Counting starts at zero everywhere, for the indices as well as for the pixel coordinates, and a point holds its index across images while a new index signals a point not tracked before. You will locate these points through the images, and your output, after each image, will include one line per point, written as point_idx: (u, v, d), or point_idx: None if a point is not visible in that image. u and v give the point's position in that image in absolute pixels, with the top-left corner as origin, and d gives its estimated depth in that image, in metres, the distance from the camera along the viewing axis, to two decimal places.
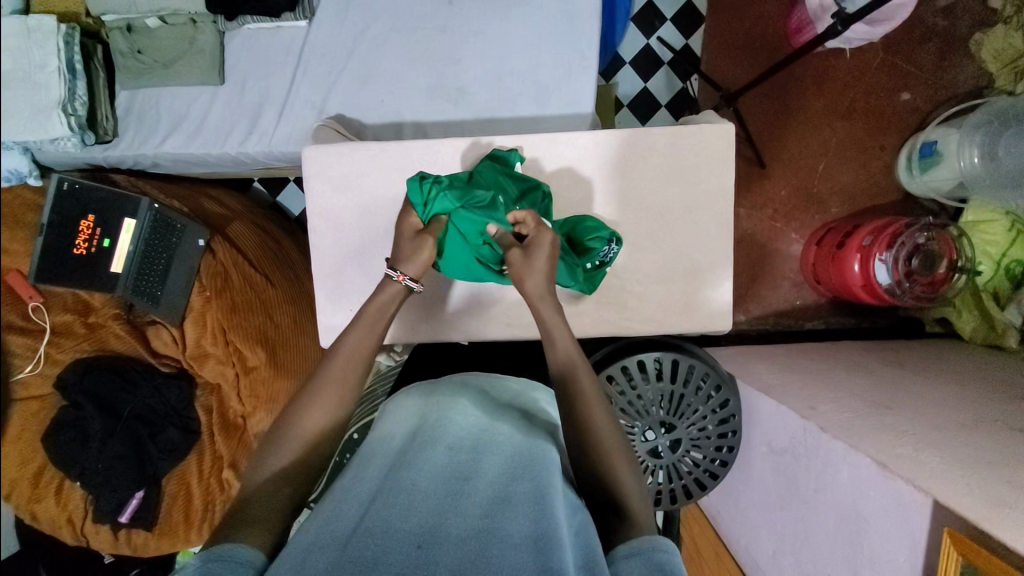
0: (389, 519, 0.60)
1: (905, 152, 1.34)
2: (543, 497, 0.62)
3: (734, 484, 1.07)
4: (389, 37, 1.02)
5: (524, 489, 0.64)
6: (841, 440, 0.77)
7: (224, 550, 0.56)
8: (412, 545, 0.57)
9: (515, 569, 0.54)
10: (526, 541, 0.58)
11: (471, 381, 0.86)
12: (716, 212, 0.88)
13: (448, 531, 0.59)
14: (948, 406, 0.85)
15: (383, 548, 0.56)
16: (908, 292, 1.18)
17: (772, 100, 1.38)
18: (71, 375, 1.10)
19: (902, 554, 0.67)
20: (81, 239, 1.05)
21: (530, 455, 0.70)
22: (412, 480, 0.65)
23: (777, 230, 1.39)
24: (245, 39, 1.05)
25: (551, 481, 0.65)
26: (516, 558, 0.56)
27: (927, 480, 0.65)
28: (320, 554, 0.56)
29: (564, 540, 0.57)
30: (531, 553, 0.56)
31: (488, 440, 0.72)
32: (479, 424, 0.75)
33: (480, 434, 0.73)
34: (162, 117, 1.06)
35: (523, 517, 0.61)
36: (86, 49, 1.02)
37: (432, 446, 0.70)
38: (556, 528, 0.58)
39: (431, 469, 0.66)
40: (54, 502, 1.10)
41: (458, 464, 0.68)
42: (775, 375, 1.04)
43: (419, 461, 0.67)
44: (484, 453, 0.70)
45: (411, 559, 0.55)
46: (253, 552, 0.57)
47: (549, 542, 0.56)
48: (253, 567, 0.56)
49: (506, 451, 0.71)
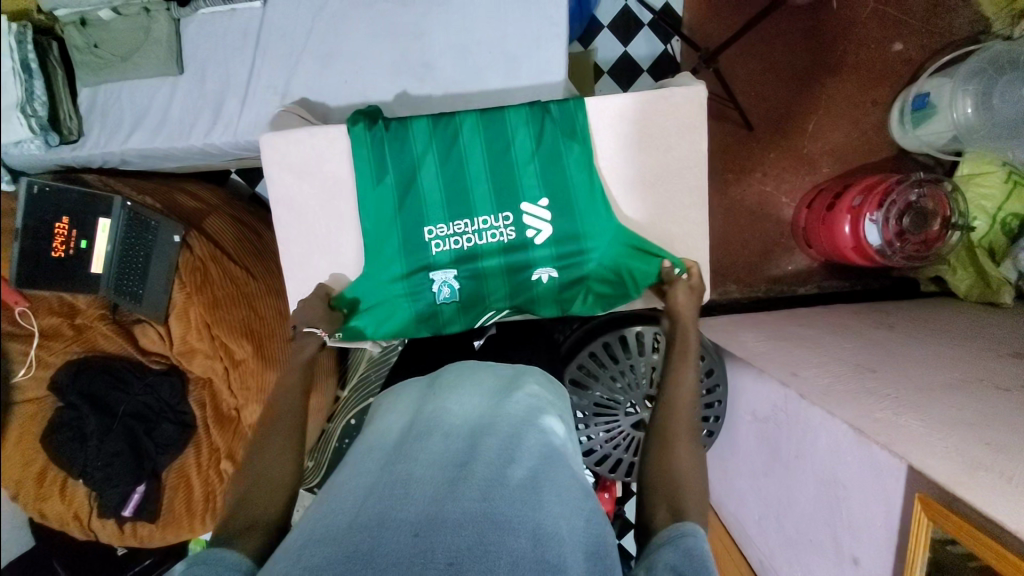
0: (386, 512, 0.56)
1: (898, 106, 1.29)
2: (539, 486, 0.60)
3: (722, 452, 1.08)
4: (350, 14, 0.99)
5: (522, 474, 0.61)
6: (819, 406, 0.76)
7: (212, 554, 0.56)
8: (408, 533, 0.54)
9: (514, 555, 0.52)
10: (524, 527, 0.55)
11: (472, 367, 0.81)
12: (689, 179, 0.86)
13: (447, 518, 0.55)
14: (934, 366, 0.84)
15: (379, 539, 0.53)
16: (899, 251, 1.15)
17: (757, 56, 1.33)
18: (65, 376, 1.11)
19: (879, 520, 0.68)
20: (58, 242, 1.04)
21: (526, 436, 0.66)
22: (410, 472, 0.61)
23: (768, 194, 1.35)
24: (201, 25, 1.03)
25: (549, 468, 0.62)
26: (515, 544, 0.53)
27: (903, 445, 0.64)
28: (315, 549, 0.53)
29: (562, 535, 0.56)
30: (528, 540, 0.54)
31: (487, 423, 0.68)
32: (477, 411, 0.70)
33: (477, 417, 0.69)
34: (126, 113, 1.05)
35: (522, 501, 0.58)
36: (40, 46, 1.00)
37: (428, 438, 0.66)
38: (551, 522, 0.57)
39: (429, 458, 0.63)
40: (60, 500, 1.13)
41: (453, 451, 0.64)
42: (761, 343, 1.03)
43: (416, 454, 0.64)
44: (479, 436, 0.66)
45: (408, 547, 0.52)
46: (243, 559, 0.57)
47: (545, 534, 0.55)
48: (242, 569, 0.56)
49: (501, 433, 0.66)
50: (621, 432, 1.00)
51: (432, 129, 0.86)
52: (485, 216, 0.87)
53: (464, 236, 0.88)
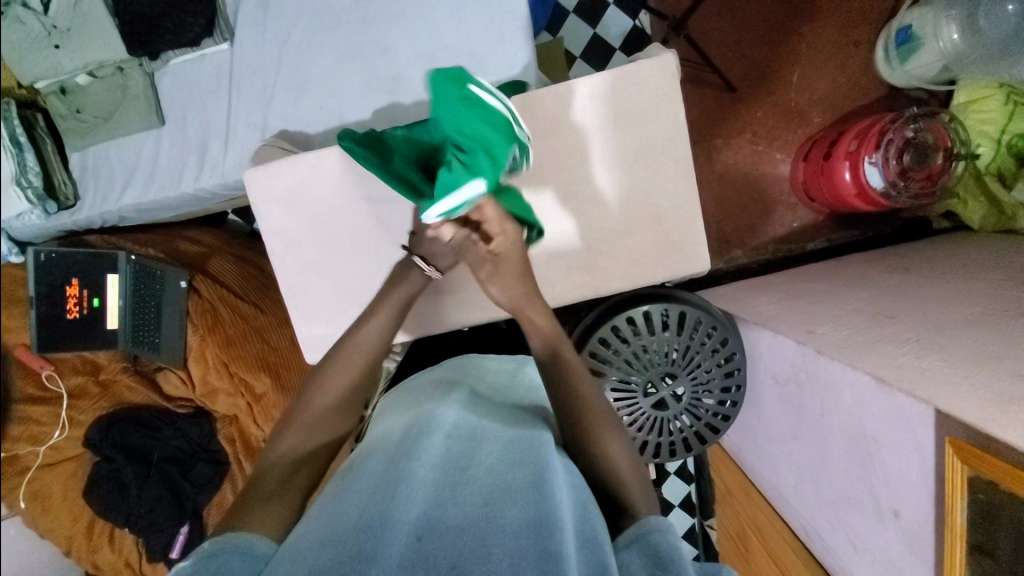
0: (389, 513, 0.56)
1: (883, 42, 1.26)
2: (543, 482, 0.59)
3: (749, 421, 1.06)
4: (315, 41, 1.01)
5: (524, 474, 0.61)
6: (839, 361, 0.74)
7: (237, 539, 0.57)
8: (412, 535, 0.55)
9: (514, 556, 0.52)
10: (527, 526, 0.55)
11: (466, 374, 0.82)
12: (671, 150, 0.84)
13: (448, 521, 0.56)
14: (953, 304, 0.81)
15: (382, 540, 0.54)
16: (905, 192, 1.12)
17: (729, 16, 1.30)
18: (96, 433, 1.15)
19: (913, 468, 0.66)
20: (71, 304, 1.08)
21: (528, 438, 0.67)
22: (413, 471, 0.61)
23: (762, 153, 1.33)
24: (174, 75, 1.05)
25: (550, 470, 0.62)
26: (517, 544, 0.53)
27: (927, 390, 0.62)
28: (319, 551, 0.53)
29: (567, 530, 0.54)
30: (530, 538, 0.54)
31: (488, 427, 0.69)
32: (476, 415, 0.71)
33: (477, 421, 0.70)
34: (116, 170, 1.08)
35: (524, 501, 0.58)
36: (27, 120, 1.04)
37: (429, 437, 0.66)
38: (556, 511, 0.56)
39: (430, 459, 0.63)
40: (110, 549, 1.17)
41: (456, 452, 0.64)
42: (773, 305, 1.01)
43: (418, 453, 0.64)
44: (480, 439, 0.67)
45: (411, 551, 0.53)
46: (262, 543, 0.58)
47: (548, 528, 0.54)
48: (260, 556, 0.57)
49: (501, 437, 0.67)
50: (640, 416, 0.97)
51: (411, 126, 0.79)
52: None
53: None
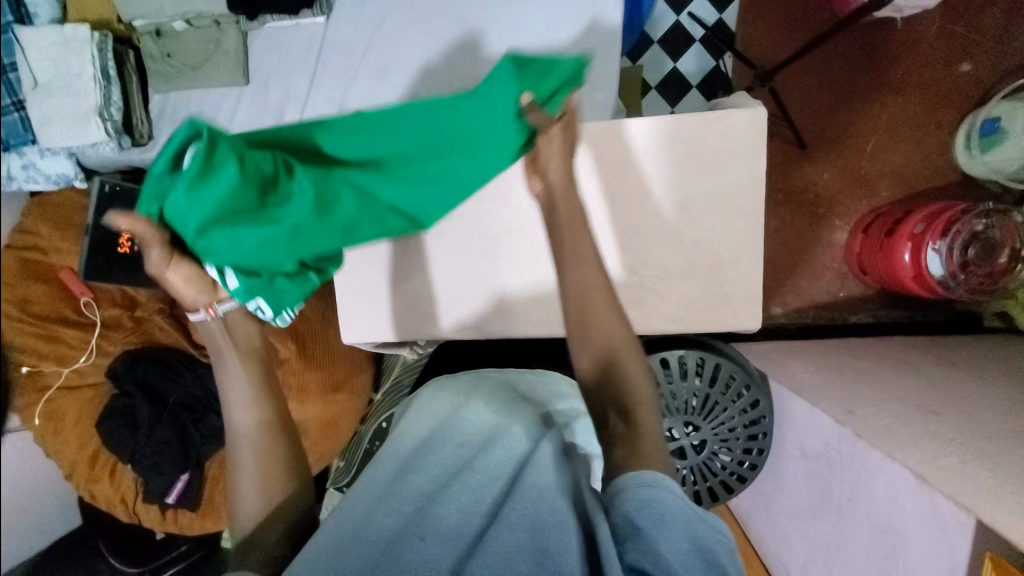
0: (389, 525, 0.57)
1: (964, 129, 1.23)
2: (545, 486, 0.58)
3: (765, 486, 1.04)
4: (407, 29, 1.02)
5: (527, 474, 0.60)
6: (878, 448, 0.73)
7: None
8: (416, 540, 0.55)
9: (510, 560, 0.52)
10: (524, 525, 0.54)
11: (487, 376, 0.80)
12: (744, 202, 0.83)
13: (446, 528, 0.56)
14: (1003, 410, 0.79)
15: (385, 553, 0.54)
16: (963, 284, 1.09)
17: (812, 76, 1.29)
18: (121, 365, 1.17)
19: (937, 574, 0.63)
20: (124, 239, 1.11)
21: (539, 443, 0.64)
22: (418, 485, 0.62)
23: (820, 217, 1.31)
24: (266, 39, 1.08)
25: (557, 474, 0.60)
26: (514, 547, 0.53)
27: (970, 497, 0.61)
28: (323, 555, 0.54)
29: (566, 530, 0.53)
30: (526, 539, 0.53)
31: (502, 429, 0.67)
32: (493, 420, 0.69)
33: (490, 424, 0.68)
34: (192, 119, 1.10)
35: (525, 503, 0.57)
36: (119, 54, 1.08)
37: (438, 448, 0.66)
38: (551, 509, 0.55)
39: (436, 470, 0.63)
40: (110, 483, 1.17)
41: (463, 460, 0.64)
42: (811, 374, 0.99)
43: (426, 465, 0.64)
44: (491, 442, 0.65)
45: (411, 557, 0.54)
46: None
47: (544, 526, 0.54)
48: None
49: (514, 443, 0.65)
50: None
51: (226, 218, 0.52)
52: (540, 232, 0.86)
53: (519, 250, 0.87)
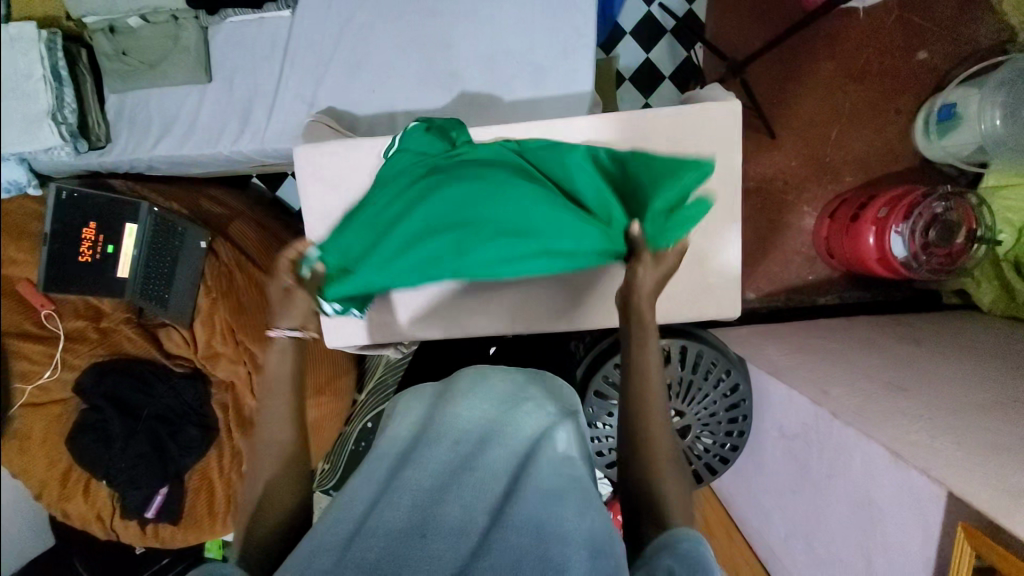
0: (394, 521, 0.57)
1: (923, 115, 1.28)
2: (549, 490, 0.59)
3: (746, 467, 1.07)
4: (377, 24, 0.99)
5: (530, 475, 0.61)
6: (854, 427, 0.76)
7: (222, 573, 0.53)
8: (418, 536, 0.55)
9: (516, 558, 0.54)
10: (529, 526, 0.56)
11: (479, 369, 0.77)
12: (721, 194, 0.85)
13: (450, 524, 0.57)
14: (964, 385, 0.83)
15: (389, 550, 0.54)
16: (925, 264, 1.14)
17: (780, 66, 1.32)
18: (89, 379, 1.12)
19: (915, 545, 0.67)
20: (85, 247, 1.05)
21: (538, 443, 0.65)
22: (418, 479, 0.61)
23: (789, 203, 1.35)
24: (228, 34, 1.03)
25: (557, 478, 0.61)
26: (520, 546, 0.54)
27: (941, 471, 0.64)
28: (325, 556, 0.54)
29: (568, 536, 0.56)
30: (530, 540, 0.55)
31: (501, 427, 0.67)
32: (490, 415, 0.68)
33: (487, 420, 0.68)
34: (153, 120, 1.06)
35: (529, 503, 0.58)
36: (70, 55, 1.02)
37: (437, 442, 0.64)
38: (553, 516, 0.57)
39: (435, 464, 0.62)
40: (83, 500, 1.13)
41: (463, 456, 0.64)
42: (786, 357, 1.03)
43: (424, 459, 0.63)
44: (490, 440, 0.65)
45: (415, 554, 0.54)
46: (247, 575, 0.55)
47: (548, 532, 0.56)
48: None
49: (513, 441, 0.66)
50: None
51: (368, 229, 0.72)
52: None
53: None
